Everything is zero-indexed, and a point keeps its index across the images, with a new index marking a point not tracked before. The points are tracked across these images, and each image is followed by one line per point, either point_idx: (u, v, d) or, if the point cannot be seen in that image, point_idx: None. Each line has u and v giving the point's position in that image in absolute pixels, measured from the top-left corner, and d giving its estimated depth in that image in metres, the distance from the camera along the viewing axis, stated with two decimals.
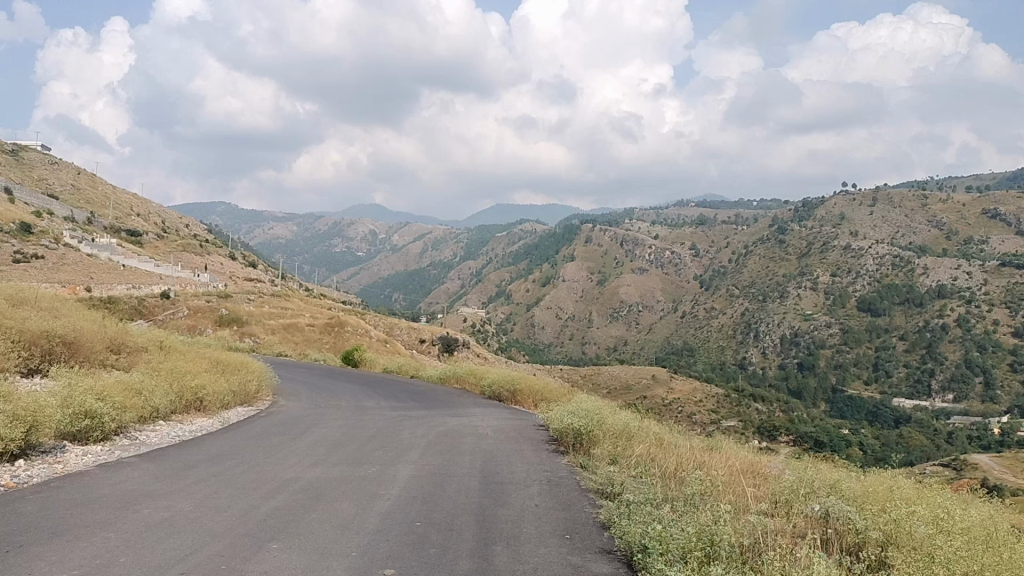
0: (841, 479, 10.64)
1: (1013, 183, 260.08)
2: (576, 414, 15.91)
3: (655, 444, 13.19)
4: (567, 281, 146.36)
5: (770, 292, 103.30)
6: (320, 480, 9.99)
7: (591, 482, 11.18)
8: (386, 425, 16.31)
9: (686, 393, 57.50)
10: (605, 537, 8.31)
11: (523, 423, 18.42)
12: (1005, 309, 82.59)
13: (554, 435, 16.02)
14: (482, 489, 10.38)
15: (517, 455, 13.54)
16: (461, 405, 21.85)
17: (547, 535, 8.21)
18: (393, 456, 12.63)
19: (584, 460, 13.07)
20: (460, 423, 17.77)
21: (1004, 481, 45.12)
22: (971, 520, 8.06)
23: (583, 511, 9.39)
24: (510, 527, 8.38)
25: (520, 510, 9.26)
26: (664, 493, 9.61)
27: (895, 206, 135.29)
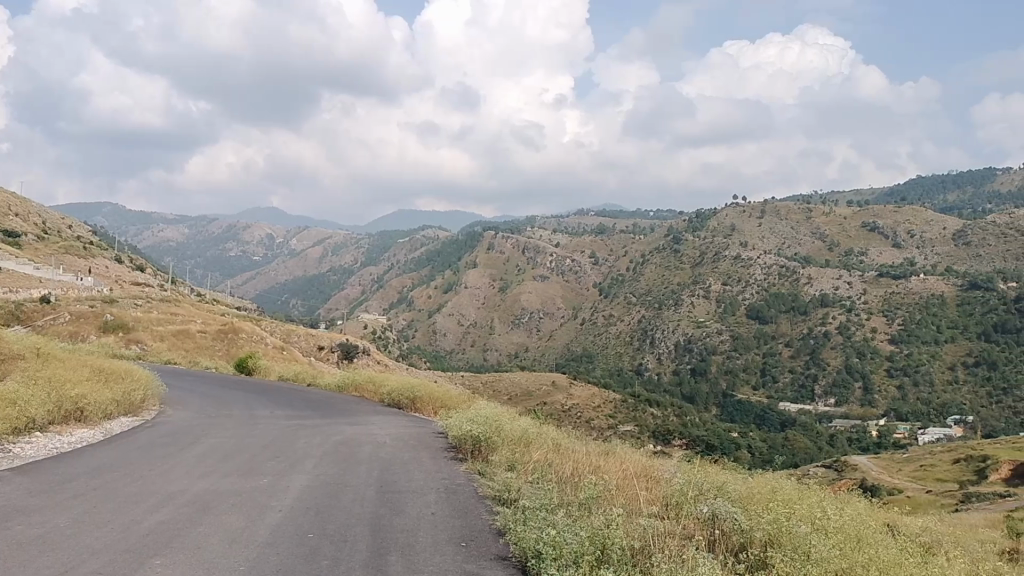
0: (728, 481, 11.00)
1: (892, 197, 274.35)
2: (475, 420, 15.89)
3: (552, 449, 13.32)
4: (469, 289, 146.11)
5: (665, 300, 105.86)
6: (210, 492, 9.60)
7: (488, 489, 11.14)
8: (280, 435, 15.85)
9: (584, 399, 58.19)
10: (501, 544, 8.31)
11: (421, 430, 18.25)
12: (882, 318, 87.21)
13: (451, 442, 15.89)
14: (378, 498, 10.20)
15: (413, 464, 13.38)
16: (358, 413, 21.44)
17: (443, 543, 8.14)
18: (287, 465, 12.29)
19: (482, 466, 13.07)
20: (357, 431, 17.50)
21: (880, 481, 47.66)
22: (843, 519, 8.47)
23: (479, 518, 9.37)
24: (404, 536, 8.28)
25: (416, 519, 9.15)
26: (559, 497, 9.67)
27: (783, 218, 140.95)
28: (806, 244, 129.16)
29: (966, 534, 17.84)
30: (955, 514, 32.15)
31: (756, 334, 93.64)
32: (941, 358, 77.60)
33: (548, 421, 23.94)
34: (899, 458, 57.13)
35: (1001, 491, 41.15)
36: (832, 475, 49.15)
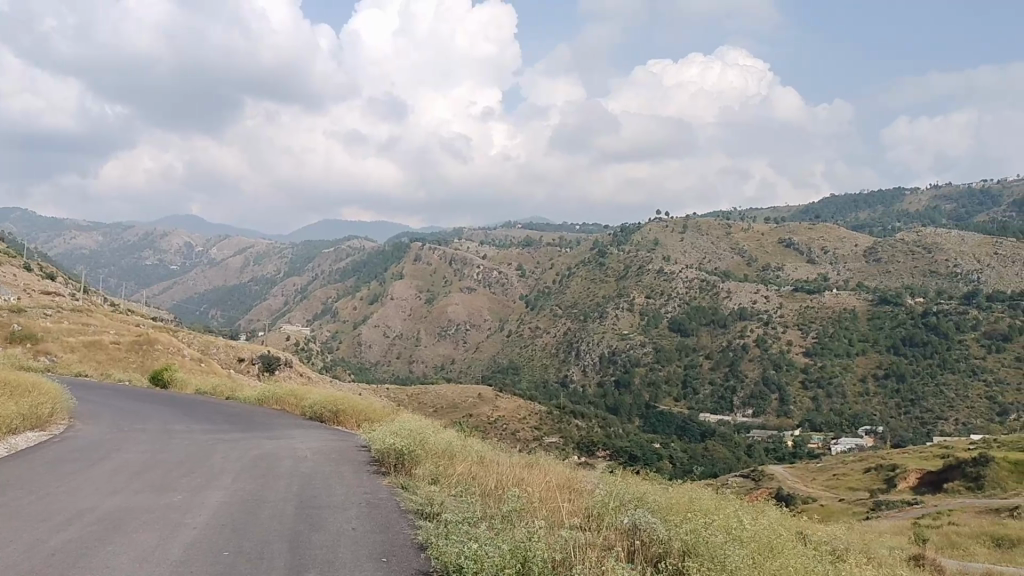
0: (650, 492, 11.05)
1: (807, 214, 284.59)
2: (398, 433, 15.61)
3: (477, 462, 13.15)
4: (395, 299, 144.75)
5: (591, 312, 106.74)
6: (119, 509, 9.13)
7: (410, 503, 10.90)
8: (195, 449, 15.27)
9: (510, 411, 58.18)
10: (422, 558, 8.12)
11: (344, 444, 17.88)
12: (797, 331, 89.91)
13: (374, 456, 15.57)
14: (297, 514, 9.85)
15: (334, 478, 13.06)
16: (279, 427, 20.85)
17: (362, 559, 7.91)
18: (202, 482, 11.80)
19: (404, 480, 12.80)
20: (277, 446, 16.99)
21: (796, 490, 48.99)
22: (760, 530, 8.58)
23: (402, 533, 9.15)
24: (323, 553, 8.01)
25: (335, 534, 8.87)
26: (482, 510, 9.54)
27: (704, 233, 143.95)
28: (726, 259, 132.26)
29: (874, 540, 18.41)
30: (865, 523, 33.19)
31: (678, 346, 95.24)
32: (853, 370, 80.42)
33: (472, 433, 23.80)
34: (813, 467, 58.80)
35: (909, 498, 42.68)
36: (750, 485, 50.24)
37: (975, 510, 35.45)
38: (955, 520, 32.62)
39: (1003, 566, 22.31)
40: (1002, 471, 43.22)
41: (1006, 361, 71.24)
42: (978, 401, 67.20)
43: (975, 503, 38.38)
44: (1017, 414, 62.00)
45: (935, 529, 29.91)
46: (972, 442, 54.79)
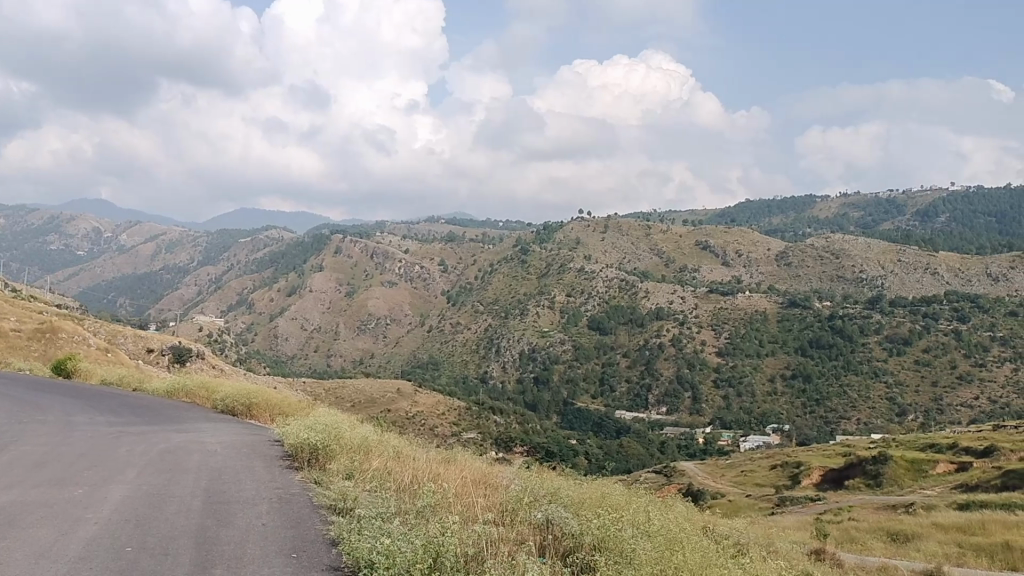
0: (562, 487, 11.16)
1: (723, 218, 292.79)
2: (313, 428, 15.36)
3: (393, 457, 13.08)
4: (314, 292, 142.03)
5: (512, 309, 106.87)
6: (14, 504, 8.75)
7: (323, 498, 10.76)
8: (98, 442, 14.71)
9: (429, 406, 57.79)
10: (334, 554, 8.04)
11: (257, 437, 17.56)
12: (711, 331, 92.25)
13: (288, 450, 15.30)
14: (205, 510, 9.61)
15: (246, 472, 12.79)
16: (190, 421, 20.27)
17: (272, 555, 7.81)
18: (105, 476, 11.39)
19: (318, 475, 12.61)
20: (187, 440, 16.48)
21: (706, 486, 50.26)
22: (668, 524, 8.81)
23: (313, 528, 9.01)
24: (231, 549, 7.86)
25: (245, 530, 8.69)
26: (397, 506, 9.47)
27: (624, 233, 145.78)
28: (644, 259, 134.51)
29: (777, 534, 19.09)
30: (770, 518, 34.34)
31: (596, 344, 96.26)
32: (762, 370, 82.96)
33: (388, 428, 23.69)
34: (723, 464, 60.40)
35: (812, 494, 44.33)
36: (661, 480, 51.27)
37: (874, 507, 37.03)
38: (854, 516, 34.00)
39: (897, 559, 23.43)
40: (899, 469, 45.29)
41: (906, 364, 74.67)
42: (879, 402, 70.25)
43: (874, 499, 40.14)
44: (914, 415, 65.11)
45: (835, 524, 31.16)
46: (872, 441, 57.23)
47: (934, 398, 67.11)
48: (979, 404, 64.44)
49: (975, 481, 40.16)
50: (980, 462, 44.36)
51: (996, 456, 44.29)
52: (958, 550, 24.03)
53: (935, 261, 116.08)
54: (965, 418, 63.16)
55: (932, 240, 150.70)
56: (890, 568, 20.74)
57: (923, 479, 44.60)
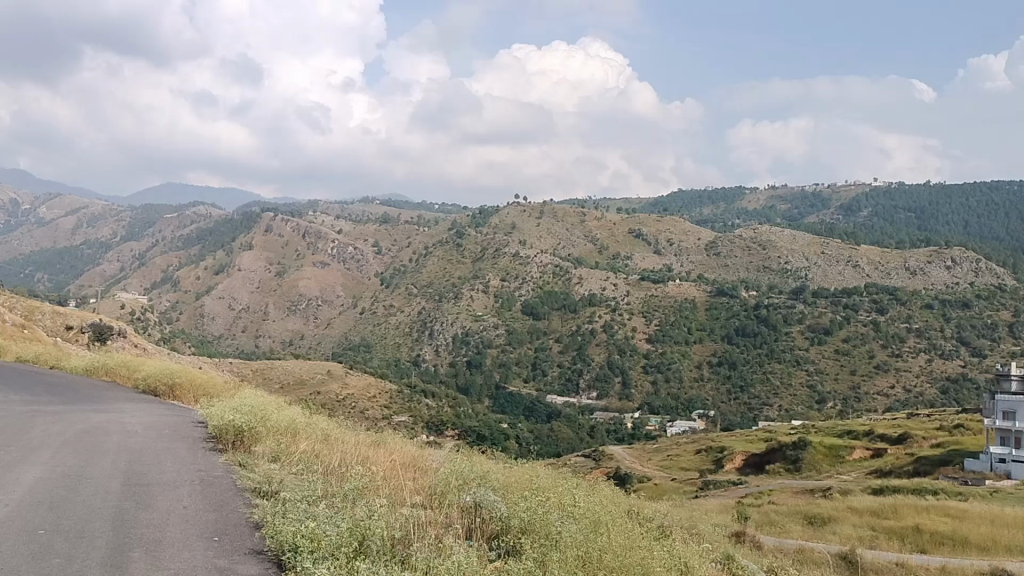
0: (491, 470, 11.20)
1: (656, 207, 297.04)
2: (238, 410, 15.03)
3: (321, 440, 12.89)
4: (243, 270, 138.65)
5: (446, 292, 106.18)
6: None
7: (247, 481, 10.54)
8: (13, 422, 14.16)
9: (360, 389, 57.16)
10: (257, 537, 7.88)
11: (180, 418, 17.14)
12: (642, 318, 93.61)
13: (212, 431, 14.93)
14: (123, 492, 9.31)
15: (167, 454, 12.44)
16: (109, 400, 19.63)
17: (193, 538, 7.61)
18: (18, 457, 10.96)
19: (242, 458, 12.34)
20: (106, 420, 15.96)
21: (633, 470, 51.13)
22: (594, 506, 8.92)
23: (236, 512, 8.83)
24: (151, 532, 7.65)
25: (164, 512, 8.47)
26: (324, 488, 9.35)
27: (559, 219, 146.14)
28: (579, 245, 135.34)
29: (701, 518, 19.60)
30: (695, 502, 35.17)
31: (529, 329, 96.58)
32: (690, 357, 84.60)
33: (317, 410, 23.40)
34: (650, 448, 61.54)
35: (736, 478, 45.46)
36: (590, 464, 51.88)
37: (793, 491, 38.19)
38: (775, 499, 35.05)
39: (814, 541, 24.28)
40: (817, 455, 46.79)
41: (827, 353, 77.14)
42: (801, 389, 72.43)
43: (793, 483, 41.50)
44: (833, 403, 67.44)
45: (756, 507, 32.07)
46: (793, 427, 59.07)
47: (853, 386, 69.55)
48: (894, 393, 67.08)
49: (889, 467, 41.82)
50: (894, 448, 46.23)
51: (909, 443, 46.18)
52: (872, 533, 25.02)
53: (857, 254, 120.01)
54: (881, 406, 65.73)
55: (855, 233, 155.50)
56: (806, 549, 21.46)
57: (841, 465, 46.21)
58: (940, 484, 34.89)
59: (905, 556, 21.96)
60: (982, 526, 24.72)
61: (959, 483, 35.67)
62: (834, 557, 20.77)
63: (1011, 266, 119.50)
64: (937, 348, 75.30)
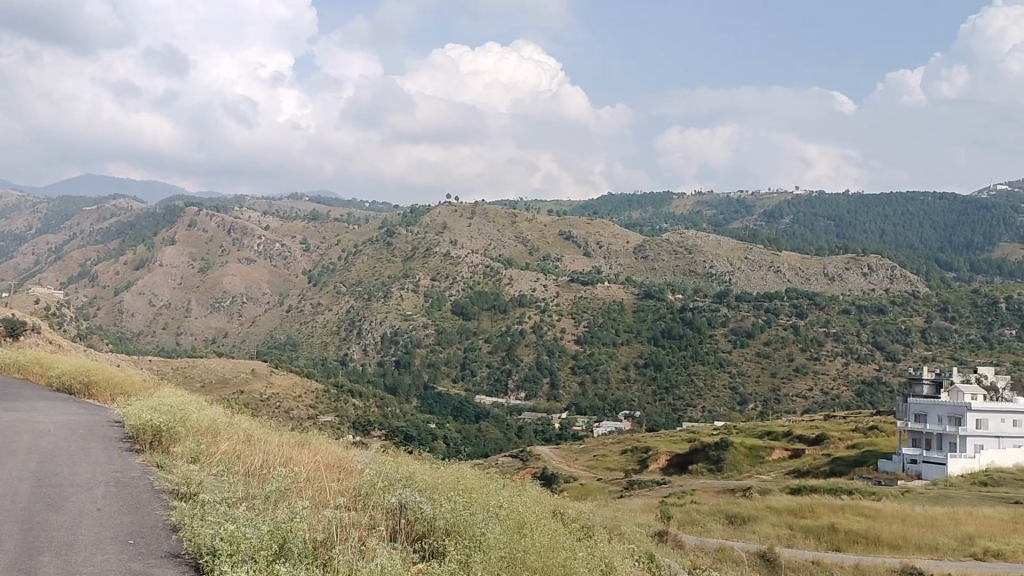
0: (417, 471, 11.13)
1: (587, 209, 300.87)
2: (157, 409, 14.59)
3: (243, 441, 12.61)
4: (164, 265, 134.56)
5: (376, 291, 103.30)
6: None
7: (165, 482, 10.26)
8: None
9: (285, 388, 56.01)
10: (173, 540, 7.68)
11: (95, 418, 16.53)
12: (570, 319, 94.44)
13: (128, 432, 14.45)
14: (32, 493, 8.94)
15: (79, 454, 11.99)
16: (19, 398, 18.85)
17: (106, 541, 7.37)
18: None
19: (161, 459, 12.01)
20: (15, 419, 15.27)
21: (559, 470, 51.55)
22: (519, 508, 8.95)
23: (153, 514, 8.57)
24: (61, 535, 7.37)
25: (76, 516, 8.16)
26: (244, 489, 9.16)
27: (490, 219, 146.10)
28: (509, 246, 135.54)
29: (624, 518, 19.92)
30: (619, 501, 35.65)
31: (459, 329, 96.21)
32: (618, 358, 85.69)
33: (239, 409, 22.93)
34: (576, 448, 62.14)
35: (659, 478, 46.30)
36: (517, 465, 52.08)
37: (715, 490, 39.01)
38: (698, 499, 35.77)
39: (736, 540, 24.83)
40: (738, 455, 47.90)
41: (748, 356, 79.13)
42: (723, 390, 74.15)
43: (714, 483, 42.47)
44: (754, 404, 69.34)
45: (678, 507, 32.64)
46: (715, 428, 60.45)
47: (773, 388, 71.50)
48: (812, 395, 69.29)
49: (805, 467, 43.14)
50: (811, 448, 47.70)
51: (825, 443, 47.72)
52: (789, 532, 25.73)
53: (778, 260, 123.49)
54: (800, 407, 67.82)
55: (778, 241, 159.89)
56: (726, 548, 21.96)
57: (760, 464, 47.46)
58: (854, 484, 36.14)
59: (821, 554, 22.65)
60: (893, 525, 25.72)
61: (873, 484, 36.98)
62: (754, 556, 21.27)
63: (923, 274, 124.63)
64: (853, 352, 77.98)
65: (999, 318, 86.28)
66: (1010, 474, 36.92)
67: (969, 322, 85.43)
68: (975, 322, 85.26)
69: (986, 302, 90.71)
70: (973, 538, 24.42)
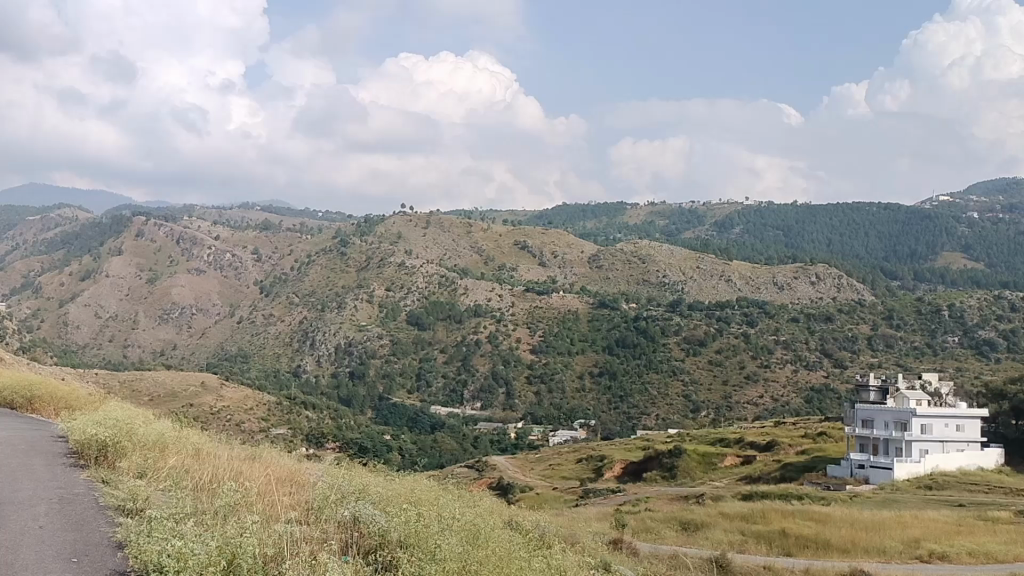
0: (371, 483, 11.02)
1: (541, 219, 302.48)
2: (103, 424, 14.24)
3: (191, 455, 12.36)
4: (111, 277, 131.22)
5: (329, 301, 102.35)
6: None
7: (110, 498, 10.03)
8: None
9: (237, 401, 55.00)
10: (119, 557, 7.52)
11: (38, 433, 16.07)
12: (526, 329, 94.77)
13: (73, 447, 14.06)
14: None
15: (19, 471, 11.65)
16: None
17: (48, 561, 7.17)
18: None
19: (106, 474, 11.73)
20: None
21: (515, 479, 51.50)
22: (474, 519, 8.91)
23: (98, 531, 8.36)
24: (2, 555, 7.15)
25: (18, 534, 7.93)
26: (193, 505, 8.99)
27: (445, 229, 145.58)
28: (464, 256, 135.05)
29: (579, 526, 20.11)
30: (574, 509, 35.65)
31: (414, 339, 95.52)
32: (573, 368, 86.12)
33: (189, 423, 22.45)
34: (531, 458, 62.10)
35: (613, 486, 46.56)
36: (474, 476, 51.90)
37: (668, 497, 39.36)
38: (651, 506, 36.07)
39: (688, 547, 25.08)
40: (691, 462, 48.45)
41: (701, 363, 80.01)
42: (676, 398, 74.92)
43: (667, 490, 42.87)
44: (706, 412, 70.24)
45: (633, 515, 32.80)
46: (669, 435, 61.03)
47: (725, 395, 72.40)
48: (762, 402, 70.46)
49: (757, 472, 43.77)
50: (763, 454, 48.42)
51: (776, 450, 48.50)
52: (741, 537, 26.07)
53: (729, 269, 125.46)
54: (750, 414, 68.90)
55: (729, 250, 162.33)
56: (678, 555, 22.21)
57: (713, 471, 48.02)
58: (805, 490, 36.77)
59: (772, 559, 22.95)
60: (843, 529, 26.18)
61: (822, 489, 37.66)
62: (707, 562, 21.42)
63: (869, 282, 127.62)
64: (802, 359, 79.48)
65: (942, 325, 88.64)
66: (954, 478, 37.92)
67: (913, 331, 87.78)
68: (919, 329, 87.65)
69: (930, 309, 93.23)
70: (919, 540, 24.97)
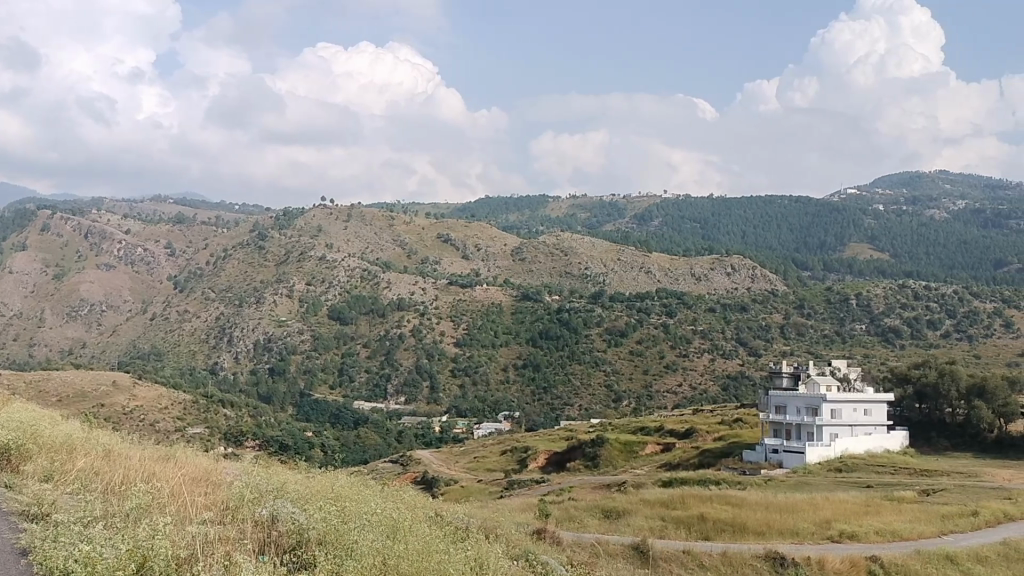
0: (290, 480, 10.86)
1: (463, 212, 302.42)
2: (5, 425, 13.59)
3: (101, 456, 11.94)
4: (14, 273, 124.97)
5: (247, 296, 100.02)
6: None
7: (15, 502, 9.59)
8: None
9: (150, 400, 53.15)
10: (23, 563, 7.21)
11: None
12: (450, 323, 94.58)
13: None
14: None
15: None
16: None
17: None
18: None
19: (8, 479, 11.19)
20: None
21: (439, 473, 51.33)
22: (395, 513, 8.87)
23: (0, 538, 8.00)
24: None
25: None
26: (104, 508, 8.68)
27: (367, 223, 143.52)
28: (387, 249, 133.61)
29: (505, 517, 20.10)
30: (500, 501, 35.72)
31: (336, 334, 93.87)
32: (497, 361, 86.82)
33: (98, 423, 21.58)
34: (456, 451, 61.99)
35: (537, 476, 46.93)
36: (397, 470, 51.52)
37: (592, 486, 39.87)
38: (574, 495, 36.48)
39: (611, 534, 25.48)
40: (613, 450, 49.21)
41: (622, 354, 81.24)
42: (599, 389, 75.95)
43: (590, 479, 43.41)
44: (628, 401, 71.42)
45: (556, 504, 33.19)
46: (591, 425, 61.90)
47: (645, 384, 73.78)
48: (682, 390, 72.13)
49: (676, 459, 44.81)
50: (681, 442, 49.47)
51: (694, 437, 49.67)
52: (661, 523, 26.60)
53: (649, 261, 127.58)
54: (670, 403, 70.37)
55: (649, 242, 164.91)
56: (602, 542, 22.38)
57: (634, 459, 48.81)
58: (722, 475, 37.77)
59: (689, 544, 23.48)
60: (758, 512, 27.03)
61: (739, 474, 38.70)
62: (628, 548, 21.63)
63: (781, 273, 131.73)
64: (720, 348, 81.56)
65: (850, 313, 92.18)
66: (862, 460, 39.50)
67: (823, 319, 91.05)
68: (828, 318, 91.05)
69: (838, 298, 96.89)
70: (830, 521, 25.94)
